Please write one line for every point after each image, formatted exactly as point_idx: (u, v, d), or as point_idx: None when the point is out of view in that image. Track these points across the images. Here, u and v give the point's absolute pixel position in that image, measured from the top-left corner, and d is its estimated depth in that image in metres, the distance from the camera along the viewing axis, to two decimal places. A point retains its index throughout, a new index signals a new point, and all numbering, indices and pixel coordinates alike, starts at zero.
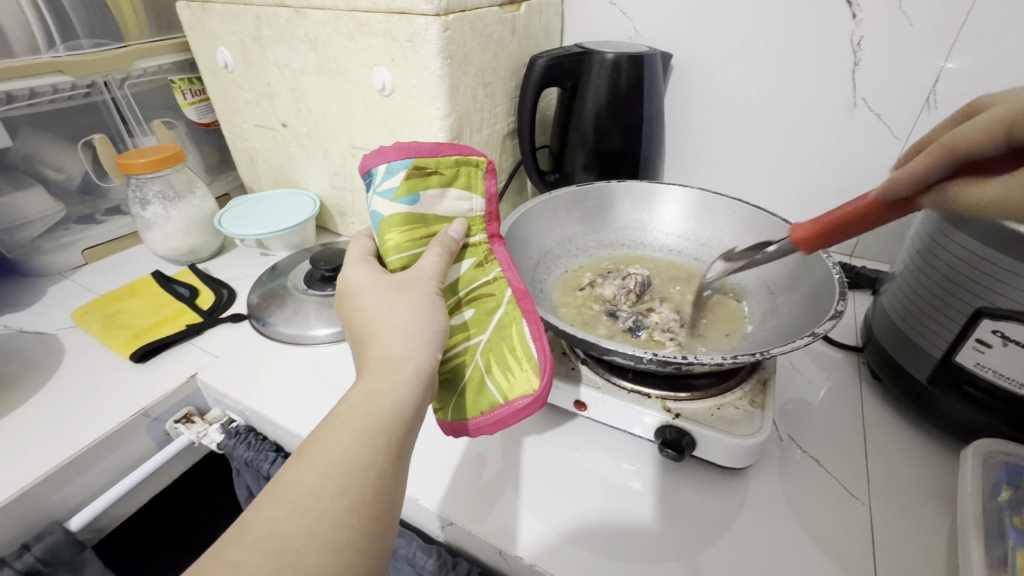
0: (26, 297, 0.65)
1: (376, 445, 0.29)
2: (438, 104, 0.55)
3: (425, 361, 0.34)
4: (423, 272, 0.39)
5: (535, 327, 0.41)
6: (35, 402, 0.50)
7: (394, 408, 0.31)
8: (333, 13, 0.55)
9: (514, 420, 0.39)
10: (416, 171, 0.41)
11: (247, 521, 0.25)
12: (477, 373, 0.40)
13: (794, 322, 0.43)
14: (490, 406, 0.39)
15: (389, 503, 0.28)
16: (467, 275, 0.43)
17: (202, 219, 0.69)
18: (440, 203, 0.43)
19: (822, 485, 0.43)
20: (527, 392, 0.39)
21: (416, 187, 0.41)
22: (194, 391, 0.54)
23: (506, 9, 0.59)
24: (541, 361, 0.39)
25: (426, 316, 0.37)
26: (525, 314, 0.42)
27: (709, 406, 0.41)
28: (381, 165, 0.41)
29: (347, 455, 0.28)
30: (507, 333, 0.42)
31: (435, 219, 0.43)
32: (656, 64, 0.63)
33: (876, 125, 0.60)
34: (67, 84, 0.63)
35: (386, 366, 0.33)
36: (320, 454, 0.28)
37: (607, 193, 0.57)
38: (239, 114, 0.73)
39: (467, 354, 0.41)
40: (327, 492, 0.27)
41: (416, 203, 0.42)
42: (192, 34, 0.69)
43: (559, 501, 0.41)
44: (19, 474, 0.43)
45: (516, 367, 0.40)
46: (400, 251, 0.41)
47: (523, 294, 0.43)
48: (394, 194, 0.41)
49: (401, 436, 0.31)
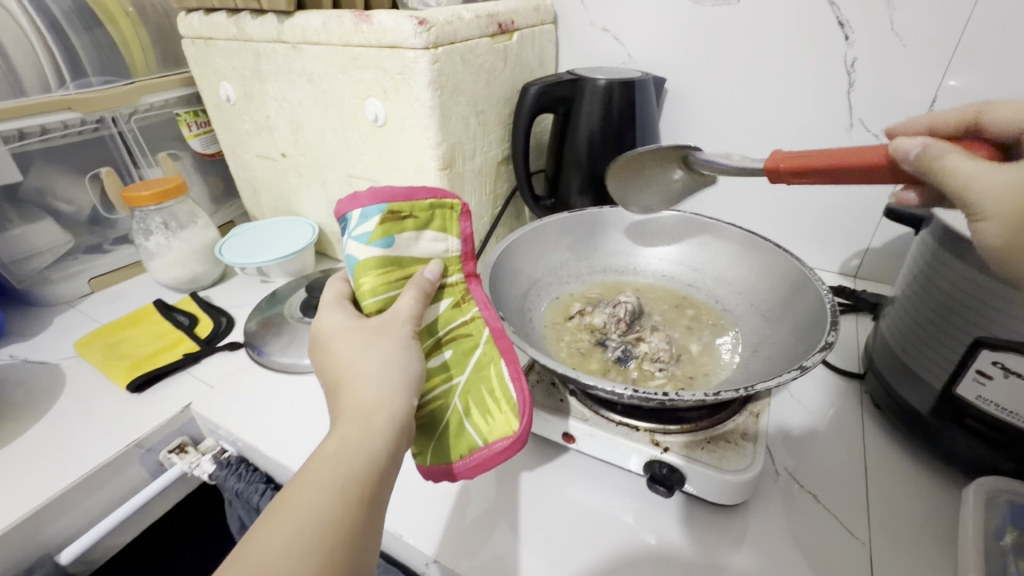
0: (34, 327, 0.67)
1: (347, 500, 0.29)
2: (429, 134, 0.55)
3: (400, 406, 0.34)
4: (398, 315, 0.39)
5: (513, 368, 0.41)
6: (34, 432, 0.51)
7: (367, 459, 0.31)
8: (327, 48, 0.56)
9: (493, 463, 0.39)
10: (389, 215, 0.41)
11: None
12: (456, 416, 0.40)
13: (784, 353, 0.42)
14: (469, 450, 0.39)
15: (362, 560, 0.28)
16: (445, 314, 0.43)
17: (203, 248, 0.71)
18: (414, 245, 0.43)
19: (821, 522, 0.41)
20: (507, 433, 0.39)
21: (391, 231, 0.42)
22: (188, 421, 0.54)
23: (497, 39, 0.60)
24: (521, 403, 0.40)
25: (401, 360, 0.37)
26: (503, 354, 0.42)
27: (699, 439, 0.40)
28: (354, 210, 0.41)
29: (317, 513, 0.28)
30: (485, 373, 0.42)
31: (410, 260, 0.43)
32: (648, 89, 0.63)
33: (875, 145, 0.59)
34: (77, 120, 0.66)
35: (359, 414, 0.33)
36: (289, 513, 0.28)
37: (599, 219, 0.57)
38: (242, 144, 0.74)
39: (446, 397, 0.41)
40: (296, 553, 0.26)
41: (391, 246, 0.42)
42: (197, 69, 0.71)
43: (545, 538, 0.40)
44: (15, 504, 0.44)
45: (495, 408, 0.40)
46: (375, 294, 0.41)
47: (501, 334, 0.43)
48: (369, 239, 0.41)
49: (374, 488, 0.31)
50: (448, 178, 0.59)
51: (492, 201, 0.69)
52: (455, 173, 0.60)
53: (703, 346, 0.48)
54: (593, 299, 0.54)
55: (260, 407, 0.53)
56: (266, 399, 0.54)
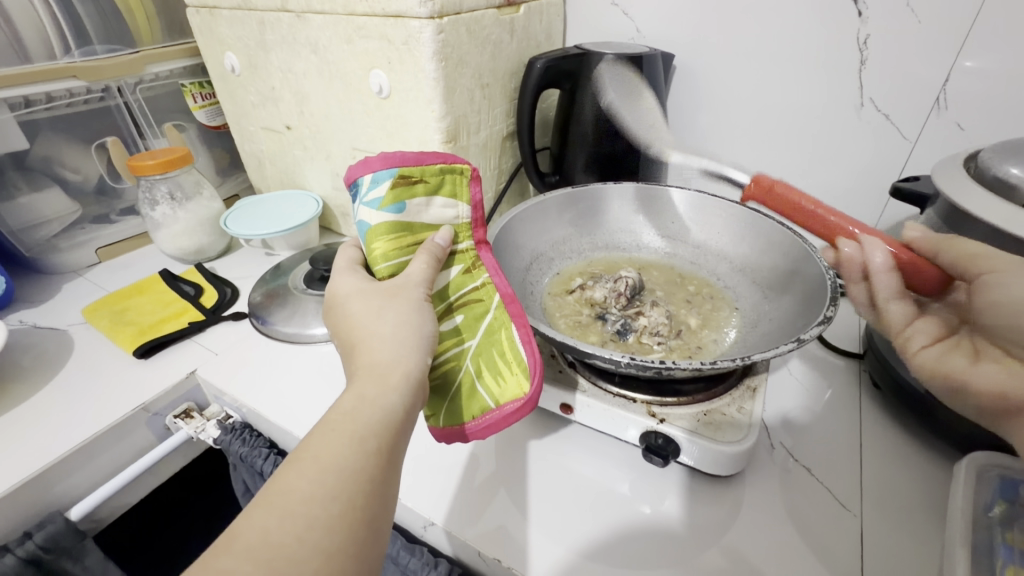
0: (41, 293, 0.68)
1: (365, 452, 0.30)
2: (433, 106, 0.55)
3: (414, 365, 0.35)
4: (411, 279, 0.40)
5: (524, 331, 0.42)
6: (44, 394, 0.52)
7: (383, 414, 0.32)
8: (332, 17, 0.56)
9: (504, 425, 0.40)
10: (401, 180, 0.42)
11: (238, 528, 0.25)
12: (469, 378, 0.41)
13: (784, 328, 0.42)
14: (481, 411, 0.40)
15: (380, 509, 0.29)
16: (456, 280, 0.44)
17: (209, 219, 0.71)
18: (425, 211, 0.44)
19: (814, 495, 0.42)
20: (518, 395, 0.40)
21: (402, 197, 0.42)
22: (194, 387, 0.55)
23: (504, 11, 0.59)
24: (530, 364, 0.40)
25: (415, 322, 0.37)
26: (513, 319, 0.43)
27: (695, 412, 0.41)
28: (366, 176, 0.42)
29: (336, 462, 0.29)
30: (496, 338, 0.42)
31: (421, 226, 0.43)
32: (656, 64, 0.62)
33: (884, 126, 0.58)
34: (82, 88, 0.66)
35: (375, 372, 0.34)
36: (310, 460, 0.28)
37: (602, 195, 0.57)
38: (247, 117, 0.74)
39: (458, 359, 0.41)
40: (316, 498, 0.27)
41: (402, 211, 0.42)
42: (202, 39, 0.70)
43: (542, 509, 0.41)
44: (27, 461, 0.45)
45: (506, 371, 0.41)
46: (387, 259, 0.41)
47: (512, 299, 0.44)
48: (380, 205, 0.41)
49: (391, 441, 0.31)
50: (452, 152, 0.59)
51: (496, 177, 0.69)
52: (459, 148, 0.60)
53: (702, 320, 0.48)
54: (594, 274, 0.54)
55: (264, 375, 0.54)
56: (269, 368, 0.55)
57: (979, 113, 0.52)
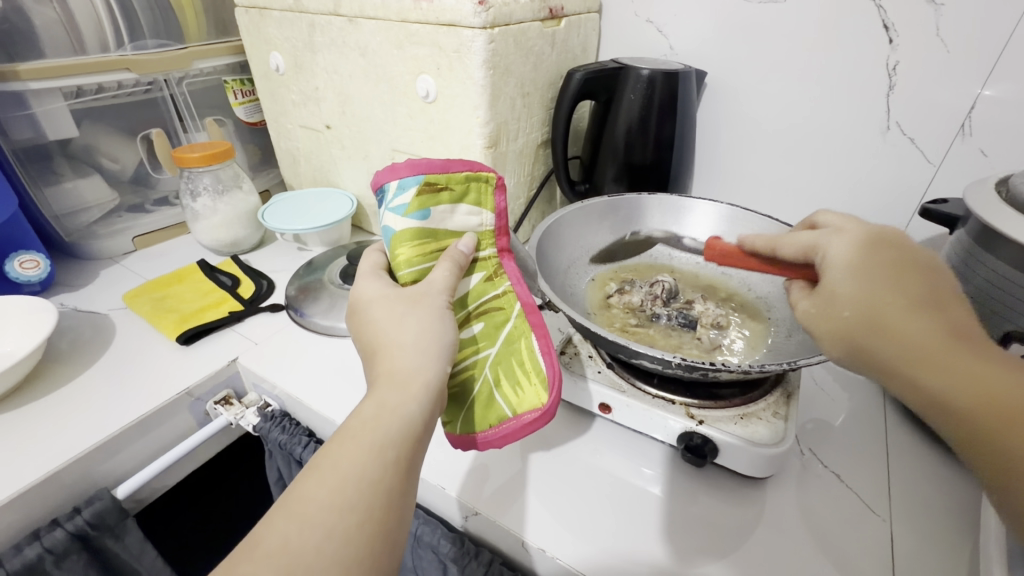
0: (79, 278, 0.69)
1: (384, 462, 0.31)
2: (478, 112, 0.57)
3: (434, 375, 0.35)
4: (434, 287, 0.40)
5: (544, 343, 0.43)
6: (88, 375, 0.54)
7: (403, 424, 0.32)
8: (385, 23, 0.58)
9: (522, 433, 0.41)
10: (426, 187, 0.42)
11: (260, 535, 0.27)
12: (487, 387, 0.42)
13: (818, 338, 0.43)
14: (498, 420, 0.41)
15: (395, 519, 0.30)
16: (477, 288, 0.44)
17: (246, 213, 0.73)
18: (450, 218, 0.43)
19: (843, 501, 0.43)
20: (536, 406, 0.41)
21: (427, 204, 0.42)
22: (233, 374, 0.56)
23: (547, 24, 0.61)
24: (550, 376, 0.42)
25: (436, 331, 0.37)
26: (534, 329, 0.44)
27: (732, 414, 0.42)
28: (392, 181, 0.41)
29: (356, 472, 0.30)
30: (515, 347, 0.44)
31: (445, 234, 0.43)
32: (690, 81, 0.64)
33: (909, 149, 0.60)
34: (131, 81, 0.68)
35: (395, 381, 0.34)
36: (330, 470, 0.30)
37: (637, 203, 0.58)
38: (286, 114, 0.76)
39: (476, 367, 0.42)
40: (336, 508, 0.28)
41: (427, 218, 0.42)
42: (249, 38, 0.73)
43: (580, 505, 0.42)
44: (77, 439, 0.46)
45: (524, 380, 0.42)
46: (411, 265, 0.41)
47: (532, 309, 0.44)
48: (405, 210, 0.41)
49: (409, 451, 0.32)
50: (492, 157, 0.61)
51: (529, 183, 0.71)
52: (499, 153, 0.62)
53: (745, 335, 0.49)
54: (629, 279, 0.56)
55: (304, 366, 0.55)
56: (308, 359, 0.56)
57: (1002, 140, 0.54)
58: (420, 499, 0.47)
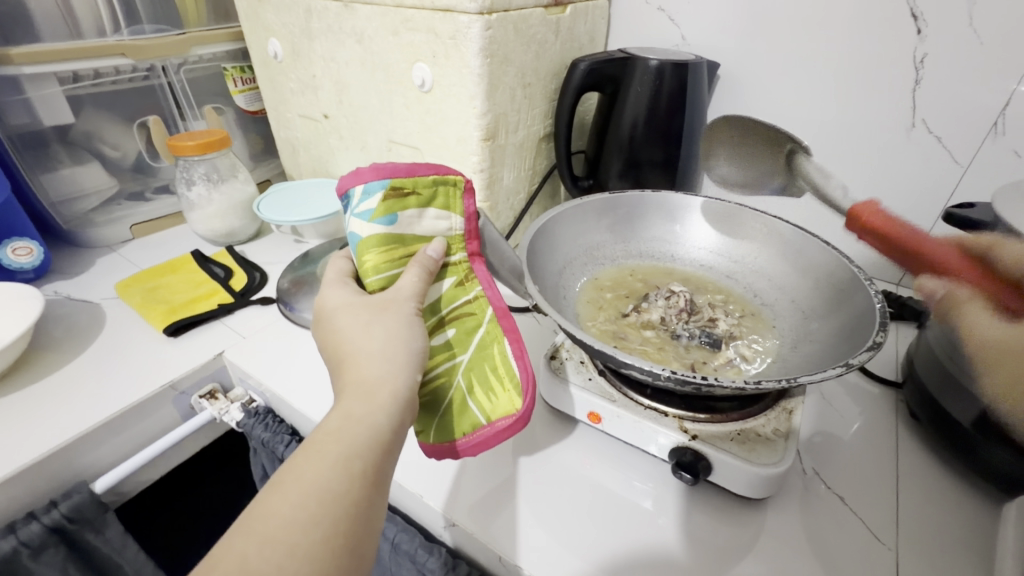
0: (76, 266, 0.69)
1: (350, 474, 0.30)
2: (475, 103, 0.55)
3: (403, 383, 0.34)
4: (401, 292, 0.38)
5: (517, 347, 0.42)
6: (74, 364, 0.53)
7: (370, 434, 0.31)
8: (380, 9, 0.56)
9: (495, 441, 0.40)
10: (393, 192, 0.39)
11: (215, 555, 0.26)
12: (459, 395, 0.40)
13: (827, 353, 0.40)
14: (472, 428, 0.40)
15: (362, 533, 0.29)
16: (448, 293, 0.42)
17: (242, 203, 0.71)
18: (418, 223, 0.41)
19: (847, 525, 0.40)
20: (509, 412, 0.40)
21: (394, 209, 0.39)
22: (220, 368, 0.55)
23: (551, 11, 0.59)
24: (523, 381, 0.40)
25: (405, 337, 0.36)
26: (506, 333, 0.42)
27: (729, 430, 0.40)
28: (357, 186, 0.39)
29: (319, 486, 0.28)
30: (488, 352, 0.42)
31: (414, 238, 0.41)
32: (701, 72, 0.61)
33: (935, 148, 0.56)
34: (128, 66, 0.67)
35: (362, 390, 0.33)
36: (291, 484, 0.28)
37: (640, 202, 0.56)
38: (285, 103, 0.75)
39: (449, 374, 0.40)
40: (299, 524, 0.27)
41: (394, 223, 0.39)
42: (248, 24, 0.71)
43: (566, 518, 0.40)
44: (56, 431, 0.46)
45: (498, 387, 0.41)
46: (378, 271, 0.39)
47: (505, 314, 0.42)
48: (371, 216, 0.39)
49: (377, 461, 0.31)
50: (490, 150, 0.59)
51: (530, 178, 0.68)
52: (497, 146, 0.59)
53: (753, 348, 0.45)
54: (639, 291, 0.52)
55: (290, 362, 0.54)
56: (295, 355, 0.55)
57: None
58: (401, 505, 0.46)
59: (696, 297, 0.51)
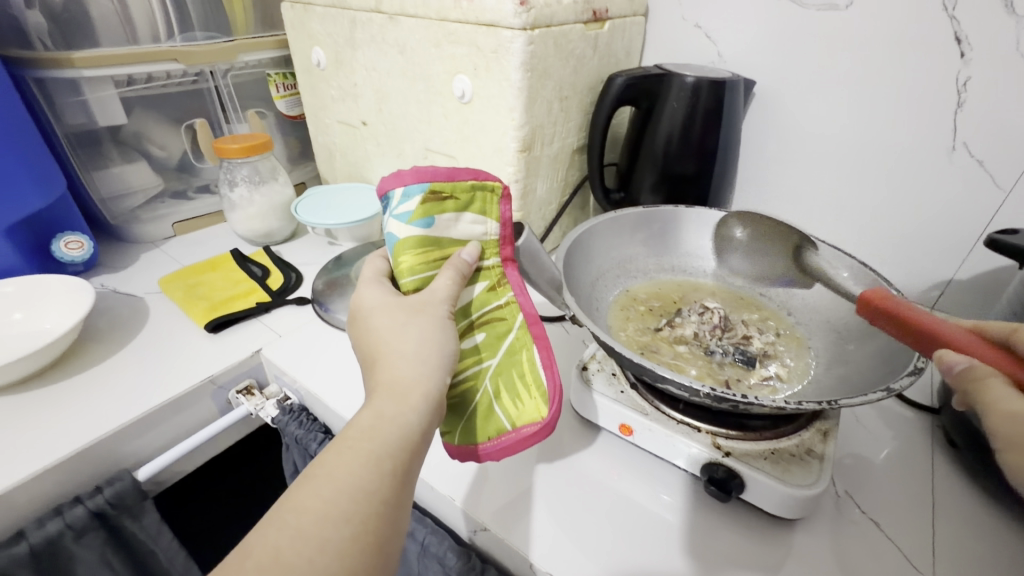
0: (121, 260, 0.72)
1: (381, 472, 0.30)
2: (514, 114, 0.56)
3: (434, 385, 0.35)
4: (436, 295, 0.39)
5: (546, 355, 0.42)
6: (120, 356, 0.55)
7: (401, 434, 0.32)
8: (424, 21, 0.57)
9: (520, 447, 0.40)
10: (432, 196, 0.40)
11: (250, 544, 0.27)
12: (486, 399, 0.41)
13: (859, 378, 0.40)
14: (498, 432, 0.41)
15: (390, 531, 0.29)
16: (480, 298, 0.43)
17: (280, 205, 0.74)
18: (454, 227, 0.42)
19: (881, 551, 0.40)
20: (535, 419, 0.40)
21: (432, 212, 0.40)
22: (257, 364, 0.57)
23: (591, 26, 0.60)
24: (551, 390, 0.41)
25: (439, 340, 0.37)
26: (536, 340, 0.43)
27: (762, 449, 0.40)
28: (397, 189, 0.40)
29: (351, 482, 0.29)
30: (517, 358, 0.43)
31: (449, 242, 0.42)
32: (738, 90, 0.61)
33: (976, 172, 0.55)
34: (179, 71, 0.70)
35: (395, 390, 0.34)
36: (324, 479, 0.29)
37: (674, 217, 0.56)
38: (324, 109, 0.77)
39: (477, 379, 0.41)
40: (331, 518, 0.28)
41: (431, 226, 0.40)
42: (293, 32, 0.73)
43: (594, 528, 0.40)
44: (104, 419, 0.48)
45: (525, 393, 0.41)
46: (413, 273, 0.40)
47: (535, 320, 0.43)
48: (410, 217, 0.40)
49: (407, 461, 0.32)
50: (526, 161, 0.60)
51: (562, 189, 0.69)
52: (532, 157, 0.60)
53: (787, 367, 0.45)
54: (671, 306, 0.52)
55: (324, 362, 0.55)
56: (329, 355, 0.56)
57: None
58: (430, 507, 0.46)
59: (729, 313, 0.51)
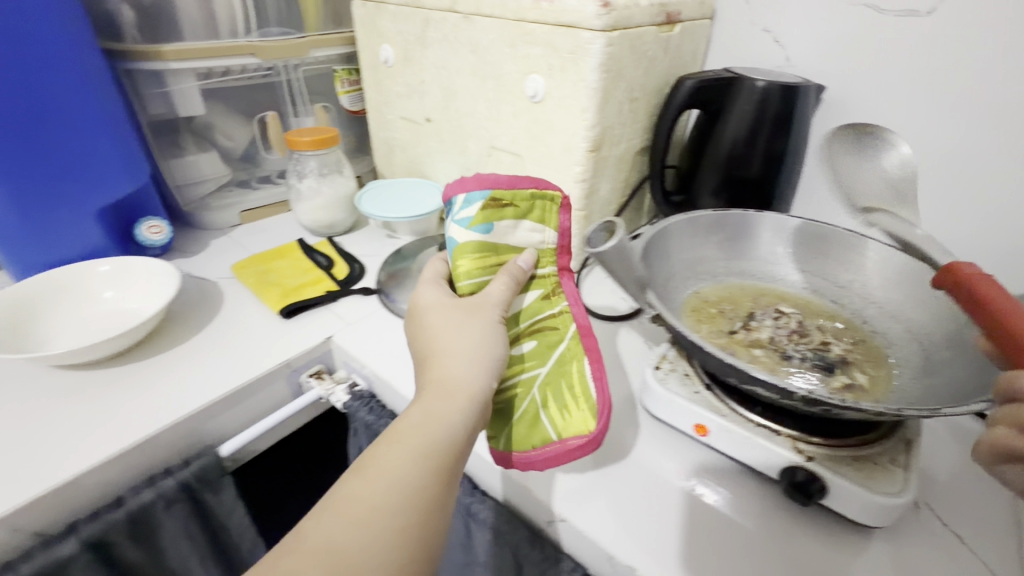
0: (191, 246, 0.74)
1: (431, 467, 0.32)
2: (587, 115, 0.56)
3: (481, 387, 0.37)
4: (489, 299, 0.41)
5: (596, 368, 0.43)
6: (200, 337, 0.58)
7: (448, 432, 0.34)
8: (500, 21, 0.59)
9: (565, 459, 0.40)
10: (492, 202, 0.42)
11: (307, 527, 0.29)
12: (533, 407, 0.42)
13: (948, 386, 0.39)
14: (542, 443, 0.41)
15: (438, 525, 0.31)
16: (531, 306, 0.45)
17: (344, 198, 0.76)
18: (511, 234, 0.44)
19: (966, 565, 0.39)
20: (581, 432, 0.40)
21: (491, 218, 0.43)
22: (327, 351, 0.59)
23: (663, 29, 0.60)
24: (599, 403, 0.41)
25: (487, 343, 0.39)
26: (585, 352, 0.44)
27: (846, 455, 0.39)
28: (460, 194, 0.43)
29: (401, 475, 0.31)
30: (566, 369, 0.44)
31: (506, 248, 0.44)
32: (810, 96, 0.60)
33: None
34: (253, 65, 0.72)
35: (443, 389, 0.36)
36: (376, 471, 0.31)
37: (744, 222, 0.56)
38: (388, 105, 0.79)
39: (525, 386, 0.42)
40: (381, 508, 0.29)
41: (489, 232, 0.43)
42: (362, 30, 0.75)
43: (675, 524, 0.40)
44: (190, 397, 0.50)
45: (572, 405, 0.42)
46: (470, 277, 0.43)
47: (587, 332, 0.45)
48: (469, 223, 0.42)
49: (454, 458, 0.33)
50: (594, 161, 0.60)
51: (623, 190, 0.69)
52: (600, 158, 0.61)
53: (869, 375, 0.45)
54: (743, 309, 0.52)
55: (393, 351, 0.57)
56: (398, 344, 0.57)
57: None
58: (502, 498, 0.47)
59: (802, 319, 0.51)
